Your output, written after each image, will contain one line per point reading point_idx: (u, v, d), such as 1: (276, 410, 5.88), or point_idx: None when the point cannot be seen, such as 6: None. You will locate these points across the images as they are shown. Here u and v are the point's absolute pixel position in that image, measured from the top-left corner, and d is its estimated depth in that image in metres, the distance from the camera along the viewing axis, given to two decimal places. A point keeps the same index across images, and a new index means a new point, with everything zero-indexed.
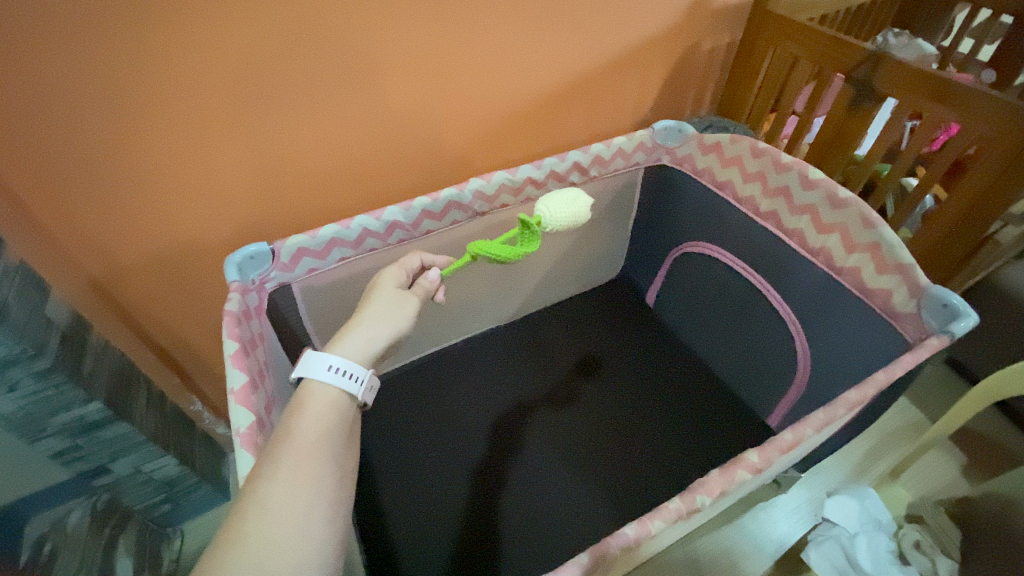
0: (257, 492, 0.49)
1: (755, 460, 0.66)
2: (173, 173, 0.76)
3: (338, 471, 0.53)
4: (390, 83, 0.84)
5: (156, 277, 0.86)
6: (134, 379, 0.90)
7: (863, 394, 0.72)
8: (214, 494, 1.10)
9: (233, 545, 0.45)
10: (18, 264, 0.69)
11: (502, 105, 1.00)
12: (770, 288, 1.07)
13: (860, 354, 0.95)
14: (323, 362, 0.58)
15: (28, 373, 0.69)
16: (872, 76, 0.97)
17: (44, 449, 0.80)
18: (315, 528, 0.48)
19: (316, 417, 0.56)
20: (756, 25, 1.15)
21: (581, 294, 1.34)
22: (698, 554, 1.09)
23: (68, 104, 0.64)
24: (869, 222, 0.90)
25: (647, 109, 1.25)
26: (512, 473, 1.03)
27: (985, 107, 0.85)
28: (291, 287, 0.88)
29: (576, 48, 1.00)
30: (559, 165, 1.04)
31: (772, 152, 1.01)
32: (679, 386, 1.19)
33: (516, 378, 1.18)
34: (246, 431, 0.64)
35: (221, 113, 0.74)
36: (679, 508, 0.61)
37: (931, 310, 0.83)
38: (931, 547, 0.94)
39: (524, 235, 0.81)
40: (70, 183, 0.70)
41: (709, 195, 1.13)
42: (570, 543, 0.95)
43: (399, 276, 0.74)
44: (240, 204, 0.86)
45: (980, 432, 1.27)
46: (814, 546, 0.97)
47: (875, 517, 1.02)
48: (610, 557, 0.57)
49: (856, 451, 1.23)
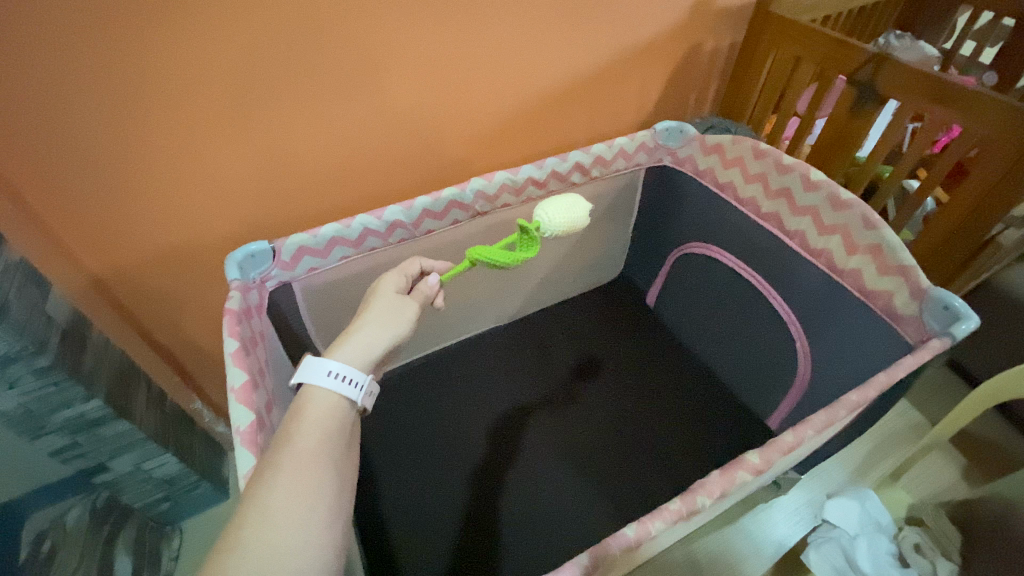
0: (256, 498, 0.48)
1: (755, 461, 0.65)
2: (174, 170, 0.76)
3: (337, 476, 0.53)
4: (391, 81, 0.84)
5: (157, 275, 0.86)
6: (133, 377, 0.90)
7: (864, 396, 0.72)
8: (214, 492, 1.10)
9: (233, 551, 0.45)
10: (19, 261, 0.69)
11: (503, 106, 1.01)
12: (771, 289, 1.07)
13: (860, 356, 0.95)
14: (323, 367, 0.58)
15: (28, 370, 0.69)
16: (874, 78, 0.97)
17: (45, 446, 0.81)
18: (316, 532, 0.48)
19: (316, 422, 0.56)
20: (756, 27, 1.15)
21: (582, 294, 1.34)
22: (698, 555, 1.09)
23: (69, 100, 0.64)
24: (871, 224, 0.90)
25: (649, 109, 1.25)
26: (512, 475, 1.03)
27: (985, 109, 0.85)
28: (291, 286, 0.88)
29: (577, 47, 1.00)
30: (559, 165, 1.04)
31: (773, 154, 1.02)
32: (678, 387, 1.19)
33: (517, 378, 1.18)
34: (245, 430, 0.64)
35: (222, 109, 0.74)
36: (680, 509, 0.61)
37: (933, 312, 0.83)
38: (931, 550, 0.93)
39: (523, 241, 0.81)
40: (69, 182, 0.70)
41: (710, 196, 1.13)
42: (571, 544, 0.95)
43: (399, 281, 0.73)
44: (241, 201, 0.85)
45: (981, 435, 1.27)
46: (814, 548, 0.97)
47: (875, 519, 1.01)
48: (611, 557, 0.57)
49: (856, 453, 1.23)
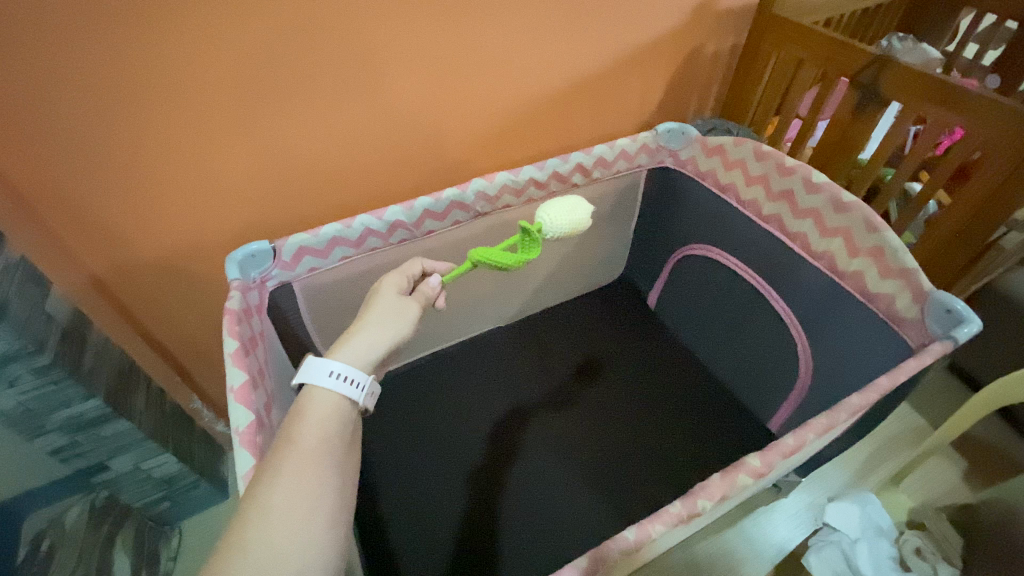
0: (258, 499, 0.48)
1: (756, 464, 0.65)
2: (175, 167, 0.76)
3: (339, 477, 0.53)
4: (390, 80, 0.84)
5: (157, 273, 0.86)
6: (133, 377, 0.89)
7: (866, 399, 0.72)
8: (214, 492, 1.10)
9: (235, 552, 0.45)
10: (19, 260, 0.68)
11: (504, 107, 1.00)
12: (772, 292, 1.06)
13: (861, 359, 0.94)
14: (324, 368, 0.58)
15: (28, 369, 0.69)
16: (876, 81, 0.96)
17: (44, 445, 0.81)
18: (316, 534, 0.47)
19: (317, 423, 0.55)
20: (760, 29, 1.14)
21: (583, 295, 1.34)
22: (698, 558, 1.09)
23: (68, 95, 0.63)
24: (872, 227, 0.90)
25: (650, 110, 1.25)
26: (512, 475, 1.03)
27: (989, 113, 0.85)
28: (292, 287, 0.88)
29: (579, 47, 1.00)
30: (561, 166, 1.04)
31: (775, 156, 1.01)
32: (679, 388, 1.18)
33: (517, 378, 1.18)
34: (245, 431, 0.64)
35: (222, 108, 0.74)
36: (680, 512, 0.61)
37: (935, 316, 0.82)
38: (932, 554, 0.92)
39: (524, 243, 0.80)
40: (69, 182, 0.70)
41: (712, 198, 1.13)
42: (571, 544, 0.95)
43: (399, 282, 0.72)
44: (241, 202, 0.85)
45: (981, 439, 1.26)
46: (814, 551, 0.97)
47: (877, 523, 0.99)
48: (611, 560, 0.57)
49: (857, 456, 1.23)
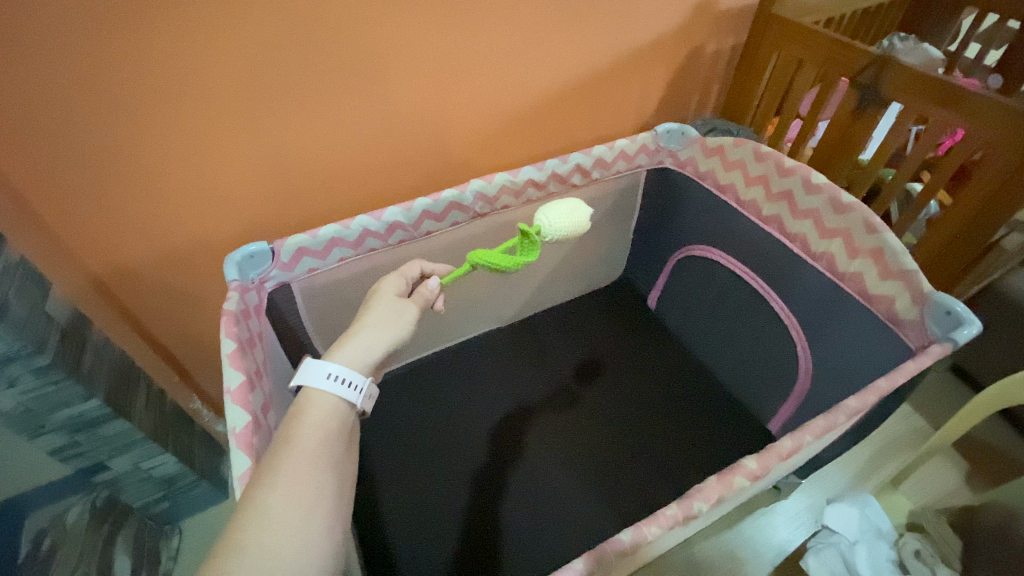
0: (256, 500, 0.48)
1: (753, 466, 0.65)
2: (174, 169, 0.76)
3: (337, 478, 0.53)
4: (388, 81, 0.84)
5: (157, 274, 0.86)
6: (133, 377, 0.89)
7: (864, 401, 0.72)
8: (214, 491, 1.10)
9: (232, 553, 0.45)
10: (19, 261, 0.69)
11: (502, 107, 1.00)
12: (772, 293, 1.06)
13: (860, 360, 0.94)
14: (323, 370, 0.58)
15: (27, 370, 0.69)
16: (876, 81, 0.96)
17: (44, 445, 0.82)
18: (314, 534, 0.48)
19: (315, 424, 0.55)
20: (761, 29, 1.14)
21: (583, 296, 1.34)
22: (698, 558, 1.09)
23: (66, 95, 0.63)
24: (871, 227, 0.90)
25: (650, 111, 1.24)
26: (512, 476, 1.03)
27: (992, 114, 0.84)
28: (291, 287, 0.88)
29: (578, 47, 1.00)
30: (560, 167, 1.04)
31: (775, 156, 1.01)
32: (679, 389, 1.18)
33: (517, 380, 1.18)
34: (241, 431, 0.64)
35: (221, 110, 0.74)
36: (676, 514, 0.61)
37: (934, 318, 0.82)
38: (932, 556, 0.92)
39: (524, 244, 0.79)
40: (68, 184, 0.70)
41: (711, 198, 1.13)
42: (570, 544, 0.96)
43: (398, 284, 0.72)
44: (239, 203, 0.86)
45: (982, 439, 1.26)
46: (813, 554, 0.96)
47: (876, 526, 0.98)
48: (608, 561, 0.57)
49: (858, 457, 1.22)
